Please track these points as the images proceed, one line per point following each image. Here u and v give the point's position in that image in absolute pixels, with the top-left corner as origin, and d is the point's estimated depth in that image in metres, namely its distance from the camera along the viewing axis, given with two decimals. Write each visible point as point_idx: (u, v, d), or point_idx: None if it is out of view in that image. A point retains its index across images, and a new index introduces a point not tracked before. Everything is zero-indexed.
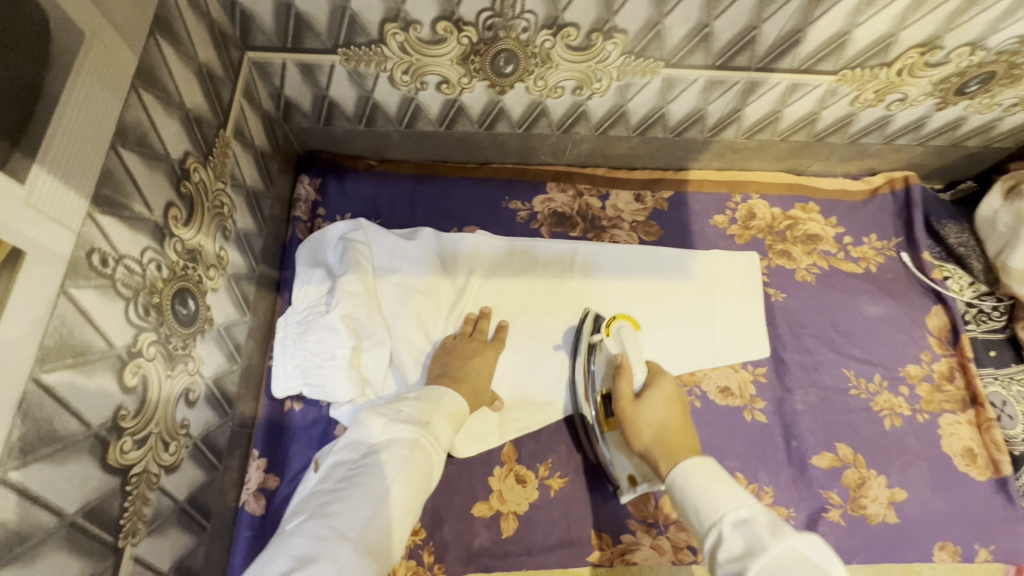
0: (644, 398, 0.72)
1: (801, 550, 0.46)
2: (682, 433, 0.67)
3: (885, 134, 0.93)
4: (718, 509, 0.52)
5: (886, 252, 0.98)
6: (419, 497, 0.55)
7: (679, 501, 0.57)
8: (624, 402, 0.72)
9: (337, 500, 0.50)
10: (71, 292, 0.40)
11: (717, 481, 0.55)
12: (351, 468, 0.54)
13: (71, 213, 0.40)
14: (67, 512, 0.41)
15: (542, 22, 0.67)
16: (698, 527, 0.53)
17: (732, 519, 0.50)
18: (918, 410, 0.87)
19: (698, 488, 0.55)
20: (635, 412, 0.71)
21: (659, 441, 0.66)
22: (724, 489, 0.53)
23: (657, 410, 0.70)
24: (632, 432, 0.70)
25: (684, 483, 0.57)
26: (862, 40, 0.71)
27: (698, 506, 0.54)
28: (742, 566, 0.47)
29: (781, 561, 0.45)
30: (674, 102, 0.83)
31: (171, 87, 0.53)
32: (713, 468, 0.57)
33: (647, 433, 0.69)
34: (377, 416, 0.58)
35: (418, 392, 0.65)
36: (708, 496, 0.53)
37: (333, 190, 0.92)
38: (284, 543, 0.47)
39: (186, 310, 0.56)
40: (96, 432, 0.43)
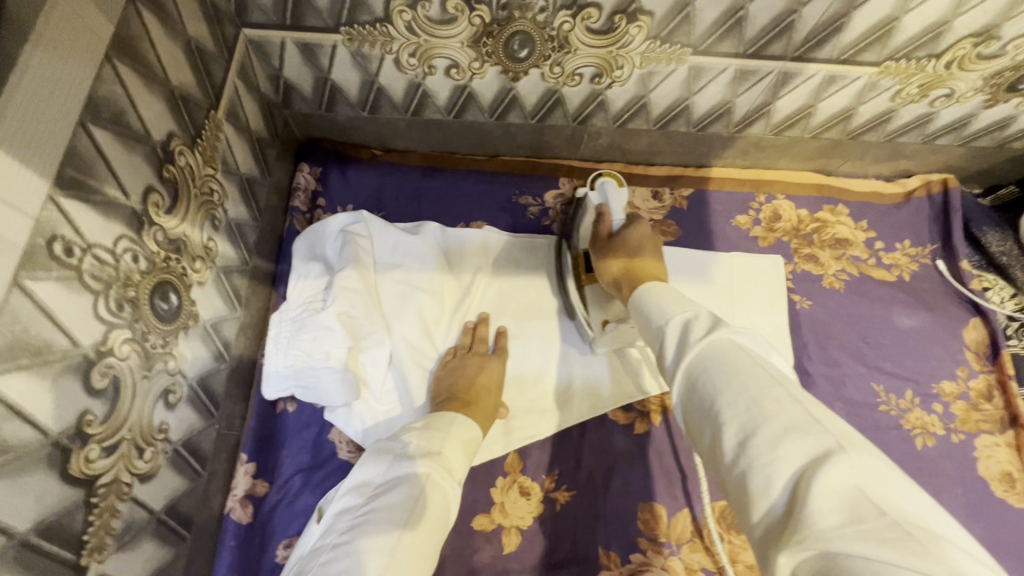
0: (619, 236, 0.70)
1: (736, 337, 0.44)
2: (655, 262, 0.67)
3: (925, 133, 0.87)
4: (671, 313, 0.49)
5: (920, 260, 0.92)
6: (433, 543, 0.50)
7: (637, 316, 0.55)
8: (598, 240, 0.72)
9: (341, 556, 0.46)
10: (28, 285, 0.36)
11: (673, 298, 0.53)
12: (356, 516, 0.50)
13: (28, 197, 0.35)
14: (19, 530, 0.36)
15: (561, 1, 0.62)
16: (649, 330, 0.52)
17: (679, 325, 0.48)
18: (952, 430, 0.81)
19: (654, 302, 0.53)
20: (610, 247, 0.70)
21: (624, 271, 0.67)
22: (673, 304, 0.51)
23: (633, 238, 0.69)
24: (602, 260, 0.70)
25: (643, 299, 0.55)
26: (910, 28, 0.65)
27: (653, 310, 0.52)
28: (682, 351, 0.45)
29: (715, 345, 0.43)
30: (699, 93, 0.77)
31: (154, 62, 0.49)
32: (673, 290, 0.55)
33: (621, 261, 0.68)
34: (381, 456, 0.55)
35: (425, 423, 0.61)
36: (661, 307, 0.52)
37: (334, 179, 0.87)
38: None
39: (167, 305, 0.52)
40: (57, 441, 0.39)
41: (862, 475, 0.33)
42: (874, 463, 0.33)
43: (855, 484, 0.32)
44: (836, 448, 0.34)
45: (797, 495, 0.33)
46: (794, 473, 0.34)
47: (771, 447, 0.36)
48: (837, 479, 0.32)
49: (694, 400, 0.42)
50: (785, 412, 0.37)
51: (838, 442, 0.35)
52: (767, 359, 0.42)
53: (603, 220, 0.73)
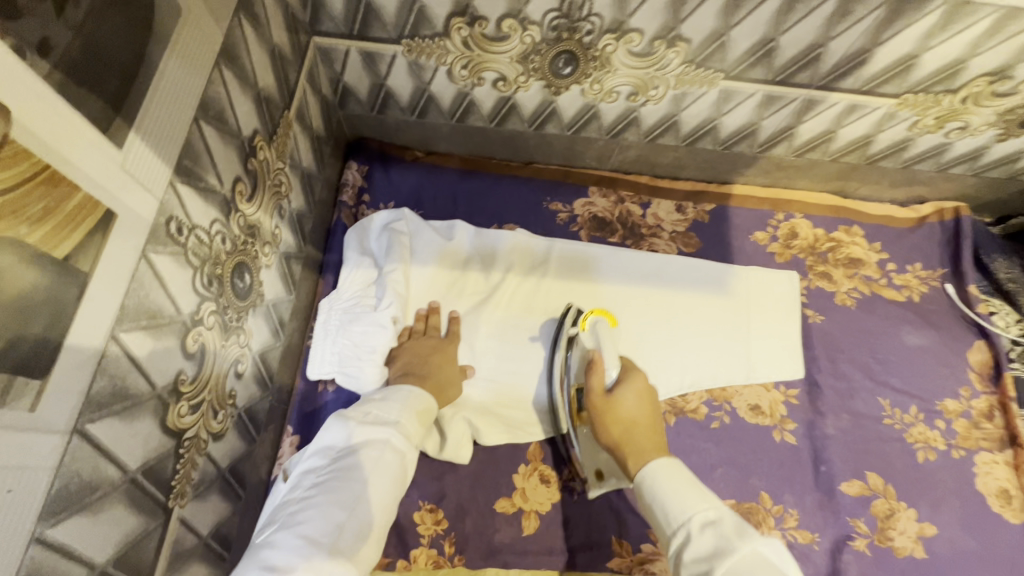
0: (617, 394, 0.70)
1: (765, 555, 0.47)
2: (653, 430, 0.66)
3: (940, 161, 0.91)
4: (684, 506, 0.53)
5: (930, 282, 0.96)
6: (389, 500, 0.55)
7: (646, 501, 0.57)
8: (595, 396, 0.71)
9: (305, 509, 0.51)
10: (151, 257, 0.42)
11: (685, 482, 0.56)
12: (320, 476, 0.54)
13: (156, 179, 0.41)
14: (130, 468, 0.42)
15: (607, 26, 0.68)
16: (665, 531, 0.54)
17: (701, 521, 0.52)
18: (953, 445, 0.85)
19: (665, 486, 0.56)
20: (604, 405, 0.70)
21: (627, 437, 0.66)
22: (692, 492, 0.54)
23: (630, 402, 0.69)
24: (600, 422, 0.69)
25: (653, 479, 0.57)
26: (930, 65, 0.70)
27: (666, 497, 0.55)
28: (709, 566, 0.48)
29: (747, 563, 0.46)
30: (728, 114, 0.82)
31: (248, 66, 0.55)
32: (681, 470, 0.58)
33: (615, 427, 0.68)
34: (344, 421, 0.58)
35: (384, 392, 0.64)
36: (677, 496, 0.54)
37: (379, 178, 0.93)
38: (257, 555, 0.48)
39: (243, 284, 0.58)
40: (160, 393, 0.44)
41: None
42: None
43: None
44: None
45: None
46: None
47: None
48: None
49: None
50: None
51: None
52: None
53: (592, 376, 0.72)
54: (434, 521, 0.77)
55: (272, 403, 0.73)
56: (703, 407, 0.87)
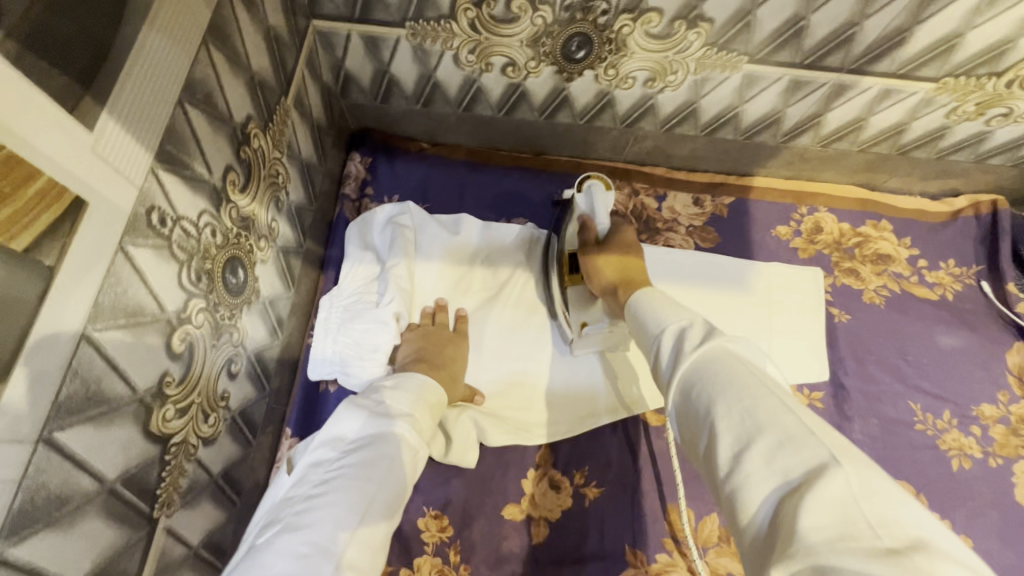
0: (609, 245, 0.71)
1: (730, 348, 0.42)
2: (640, 270, 0.68)
3: (978, 152, 0.86)
4: (660, 323, 0.49)
5: (964, 280, 0.91)
6: (400, 500, 0.50)
7: (631, 322, 0.54)
8: (588, 248, 0.72)
9: (314, 508, 0.45)
10: (129, 250, 0.38)
11: (666, 304, 0.52)
12: (329, 472, 0.49)
13: (135, 167, 0.38)
14: (107, 479, 0.38)
15: (624, 5, 0.63)
16: (645, 344, 0.51)
17: (673, 331, 0.47)
18: (990, 453, 0.80)
19: (650, 305, 0.52)
20: (593, 256, 0.71)
21: (620, 277, 0.67)
22: (667, 308, 0.50)
23: (619, 249, 0.71)
24: (593, 269, 0.71)
25: (636, 306, 0.54)
26: (973, 46, 0.65)
27: (649, 313, 0.52)
28: (673, 368, 0.44)
29: (706, 359, 0.42)
30: (751, 101, 0.77)
31: (240, 47, 0.51)
32: (665, 297, 0.54)
33: (608, 267, 0.69)
34: (355, 411, 0.53)
35: (396, 380, 0.59)
36: (655, 314, 0.50)
37: (383, 170, 0.90)
38: (258, 561, 0.42)
39: (236, 280, 0.55)
40: (141, 397, 0.41)
41: (855, 488, 0.31)
42: (875, 479, 0.32)
43: (850, 497, 0.31)
44: (830, 460, 0.33)
45: (785, 512, 0.32)
46: (793, 486, 0.33)
47: (758, 460, 0.35)
48: (831, 494, 0.31)
49: (693, 421, 0.40)
50: (782, 421, 0.35)
51: (821, 432, 0.35)
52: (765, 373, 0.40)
53: (587, 234, 0.74)
54: (438, 527, 0.74)
55: (271, 403, 0.70)
56: None
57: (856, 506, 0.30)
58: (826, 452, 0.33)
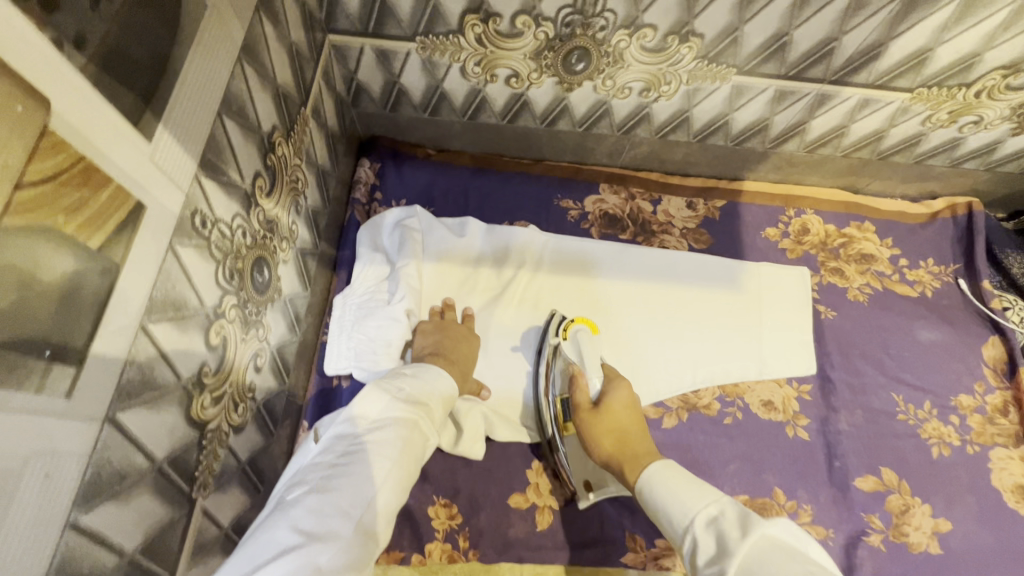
0: (603, 403, 0.72)
1: (770, 536, 0.45)
2: (640, 438, 0.68)
3: (953, 156, 0.91)
4: (685, 509, 0.51)
5: (943, 278, 0.96)
6: (409, 478, 0.55)
7: (650, 508, 0.56)
8: (583, 412, 0.72)
9: (338, 477, 0.50)
10: (177, 249, 0.42)
11: (683, 481, 0.55)
12: (353, 445, 0.53)
13: (183, 174, 0.42)
14: (157, 458, 0.42)
15: (621, 21, 0.68)
16: (673, 535, 0.52)
17: (703, 519, 0.50)
18: (968, 441, 0.85)
19: (666, 486, 0.55)
20: (592, 419, 0.70)
21: (619, 449, 0.66)
22: (689, 490, 0.53)
23: (615, 414, 0.70)
24: (591, 440, 0.69)
25: (652, 483, 0.57)
26: (944, 59, 0.70)
27: (666, 505, 0.53)
28: (719, 566, 0.45)
29: (755, 556, 0.43)
30: (740, 110, 0.82)
31: (267, 62, 0.55)
32: (682, 472, 0.57)
33: (605, 439, 0.68)
34: (380, 394, 0.58)
35: (414, 369, 0.64)
36: (678, 498, 0.53)
37: (391, 175, 0.94)
38: (287, 514, 0.47)
39: (262, 278, 0.59)
40: (185, 385, 0.45)
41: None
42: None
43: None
44: None
45: None
46: None
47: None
48: None
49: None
50: None
51: None
52: (813, 561, 0.43)
53: (579, 395, 0.74)
54: (448, 516, 0.77)
55: (289, 398, 0.74)
56: (716, 403, 0.86)
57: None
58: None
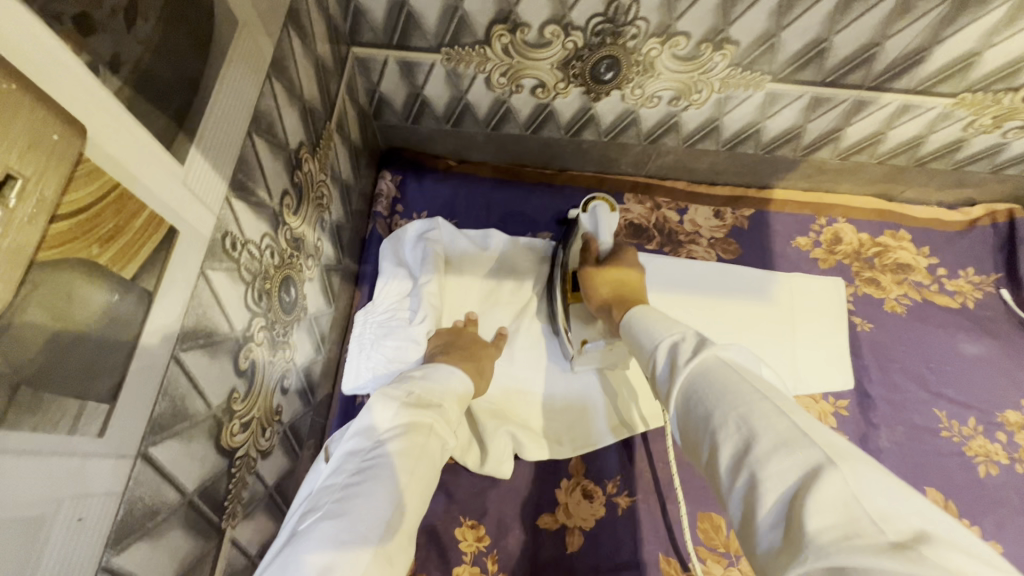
0: (609, 263, 0.73)
1: (722, 354, 0.44)
2: (639, 297, 0.70)
3: (994, 163, 0.87)
4: (656, 337, 0.52)
5: (984, 288, 0.92)
6: (426, 488, 0.52)
7: (631, 340, 0.57)
8: (589, 266, 0.74)
9: (351, 496, 0.47)
10: (209, 274, 0.41)
11: (663, 319, 0.55)
12: (365, 461, 0.50)
13: (214, 196, 0.40)
14: (187, 491, 0.41)
15: (653, 29, 0.66)
16: (642, 357, 0.53)
17: (667, 344, 0.50)
18: (1017, 459, 0.81)
19: (647, 323, 0.56)
20: (596, 273, 0.73)
21: (618, 296, 0.69)
22: (661, 324, 0.53)
23: (621, 273, 0.72)
24: (590, 289, 0.73)
25: (632, 321, 0.58)
26: (992, 63, 0.67)
27: (648, 328, 0.55)
28: (671, 380, 0.46)
29: (699, 370, 0.44)
30: (772, 118, 0.80)
31: (295, 77, 0.54)
32: (662, 315, 0.57)
33: (605, 290, 0.72)
34: (387, 402, 0.55)
35: (423, 371, 0.62)
36: (651, 332, 0.53)
37: (412, 188, 0.93)
38: (300, 545, 0.43)
39: (289, 298, 0.57)
40: (215, 413, 0.43)
41: (853, 484, 0.31)
42: (874, 484, 0.32)
43: (853, 496, 0.31)
44: (826, 460, 0.33)
45: (794, 515, 0.32)
46: (793, 491, 0.33)
47: (755, 454, 0.36)
48: (833, 493, 0.31)
49: (699, 430, 0.41)
50: (776, 426, 0.36)
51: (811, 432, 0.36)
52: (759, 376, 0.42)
53: (589, 250, 0.76)
54: (475, 537, 0.75)
55: (314, 417, 0.72)
56: None
57: (856, 504, 0.30)
58: (822, 454, 0.33)
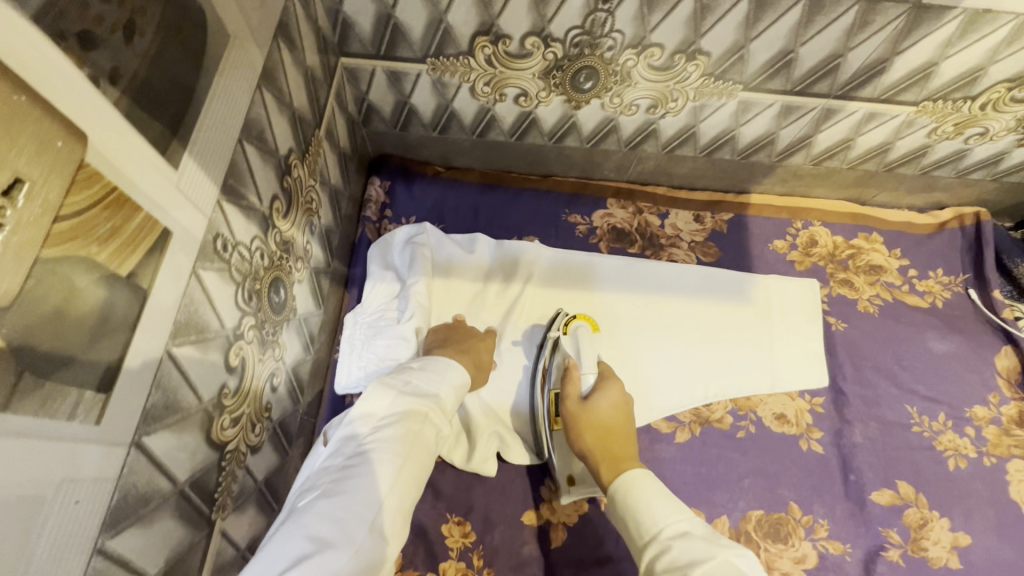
0: (593, 399, 0.72)
1: (731, 563, 0.47)
2: (623, 440, 0.68)
3: (959, 167, 0.91)
4: (658, 520, 0.54)
5: (952, 288, 0.96)
6: (420, 475, 0.55)
7: (620, 513, 0.59)
8: (571, 402, 0.72)
9: (350, 478, 0.49)
10: (200, 273, 0.43)
11: (661, 492, 0.58)
12: (362, 445, 0.53)
13: (206, 199, 0.43)
14: (179, 481, 0.42)
15: (629, 41, 0.69)
16: (638, 540, 0.55)
17: (672, 531, 0.53)
18: (984, 453, 0.84)
19: (649, 493, 0.57)
20: (581, 411, 0.71)
21: (603, 447, 0.67)
22: (664, 503, 0.56)
23: (605, 410, 0.71)
24: (576, 432, 0.70)
25: (629, 486, 0.59)
26: (949, 73, 0.71)
27: (636, 515, 0.57)
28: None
29: (713, 573, 0.46)
30: (746, 125, 0.83)
31: (284, 86, 0.57)
32: (656, 483, 0.59)
33: (589, 435, 0.69)
34: (384, 390, 0.57)
35: (421, 363, 0.64)
36: (651, 508, 0.56)
37: (401, 193, 0.95)
38: (300, 519, 0.46)
39: (278, 298, 0.59)
40: (206, 407, 0.45)
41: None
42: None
43: None
44: None
45: None
46: None
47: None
48: None
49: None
50: None
51: None
52: None
53: (570, 380, 0.74)
54: (462, 533, 0.77)
55: (303, 416, 0.74)
56: (729, 417, 0.86)
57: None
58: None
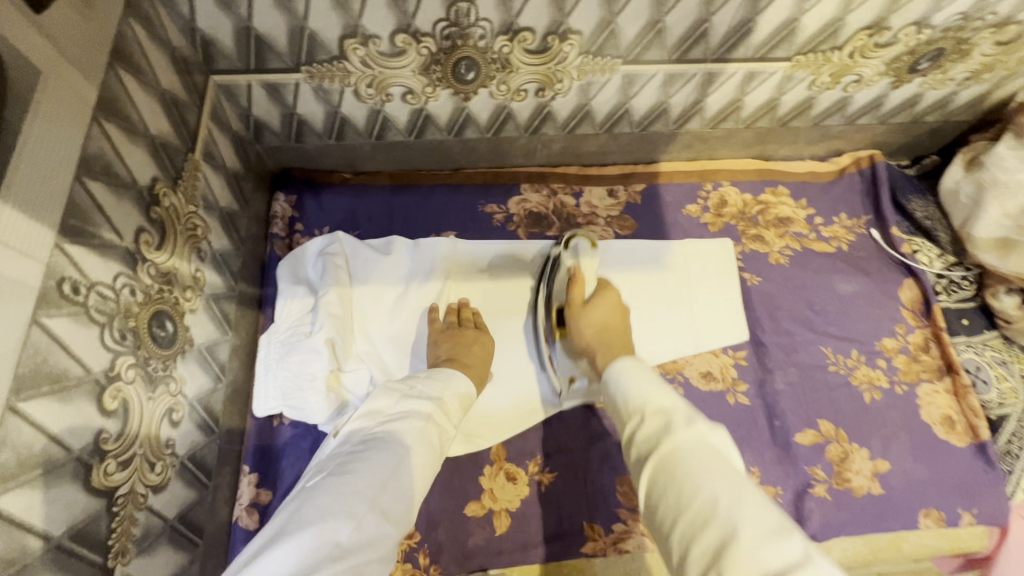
0: (593, 303, 0.79)
1: (710, 440, 0.51)
2: (620, 334, 0.76)
3: (847, 115, 0.95)
4: (645, 397, 0.57)
5: (856, 230, 1.00)
6: (426, 469, 0.60)
7: (611, 391, 0.62)
8: (575, 308, 0.79)
9: (354, 461, 0.56)
10: (44, 321, 0.42)
11: (646, 377, 0.60)
12: (368, 435, 0.59)
13: (38, 245, 0.41)
14: (53, 535, 0.43)
15: (497, 28, 0.69)
16: (624, 413, 0.58)
17: (655, 407, 0.56)
18: (896, 382, 0.89)
19: (634, 380, 0.60)
20: (580, 312, 0.78)
21: (599, 335, 0.75)
22: (652, 386, 0.58)
23: (602, 312, 0.78)
24: (577, 329, 0.77)
25: (621, 375, 0.62)
26: (811, 27, 0.73)
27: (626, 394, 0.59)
28: (656, 442, 0.52)
29: (687, 443, 0.50)
30: (636, 97, 0.84)
31: (134, 115, 0.54)
32: (646, 372, 0.61)
33: (590, 330, 0.76)
34: (392, 392, 0.64)
35: (429, 373, 0.70)
36: (637, 384, 0.59)
37: (310, 205, 0.92)
38: (306, 497, 0.53)
39: (165, 332, 0.57)
40: (79, 457, 0.45)
41: None
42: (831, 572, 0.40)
43: None
44: (807, 556, 0.41)
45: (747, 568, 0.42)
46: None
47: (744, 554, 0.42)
48: None
49: (661, 501, 0.49)
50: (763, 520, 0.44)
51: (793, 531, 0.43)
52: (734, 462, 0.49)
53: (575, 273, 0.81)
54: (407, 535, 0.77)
55: (222, 445, 0.72)
56: None
57: None
58: (804, 549, 0.42)
